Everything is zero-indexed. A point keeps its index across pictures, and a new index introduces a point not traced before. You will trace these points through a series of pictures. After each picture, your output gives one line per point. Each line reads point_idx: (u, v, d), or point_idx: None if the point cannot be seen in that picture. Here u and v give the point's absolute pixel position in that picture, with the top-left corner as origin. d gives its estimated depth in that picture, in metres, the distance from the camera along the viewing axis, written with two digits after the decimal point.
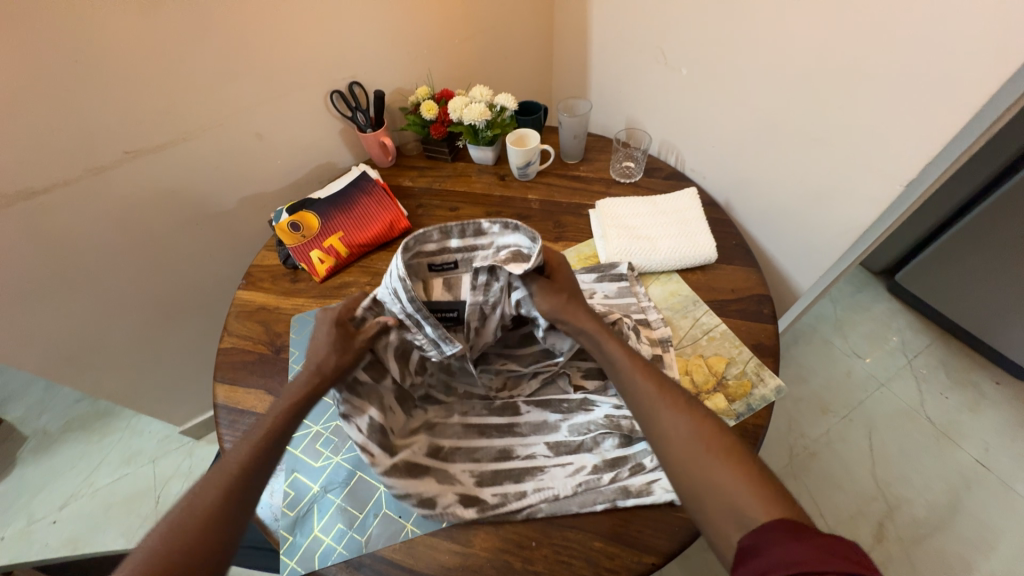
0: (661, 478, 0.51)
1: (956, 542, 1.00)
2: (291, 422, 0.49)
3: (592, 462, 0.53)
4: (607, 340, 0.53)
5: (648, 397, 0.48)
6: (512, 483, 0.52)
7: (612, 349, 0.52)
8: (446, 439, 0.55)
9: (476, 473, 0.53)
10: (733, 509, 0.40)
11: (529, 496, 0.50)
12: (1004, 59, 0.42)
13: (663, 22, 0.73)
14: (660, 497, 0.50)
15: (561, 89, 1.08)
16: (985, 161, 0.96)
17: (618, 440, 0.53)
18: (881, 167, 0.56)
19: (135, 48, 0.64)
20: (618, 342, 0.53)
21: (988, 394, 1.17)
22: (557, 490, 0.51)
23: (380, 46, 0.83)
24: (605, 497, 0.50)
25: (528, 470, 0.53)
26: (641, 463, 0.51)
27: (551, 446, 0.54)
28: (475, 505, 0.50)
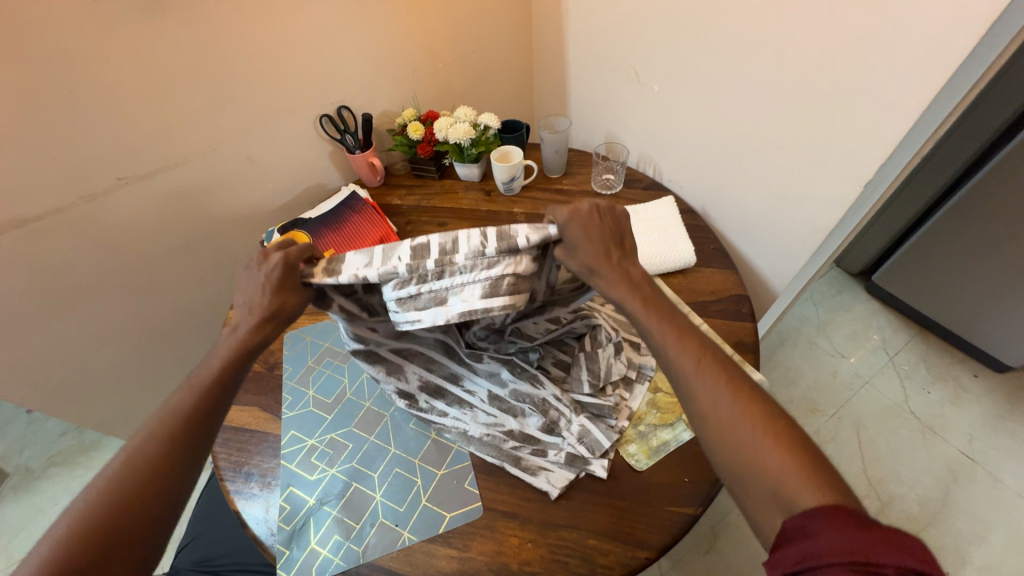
0: (557, 472, 0.53)
1: (949, 535, 1.01)
2: (237, 367, 0.47)
3: (511, 426, 0.57)
4: (639, 306, 0.48)
5: (686, 367, 0.43)
6: (443, 402, 0.59)
7: (645, 315, 0.47)
8: (419, 345, 0.58)
9: (425, 379, 0.59)
10: (774, 499, 0.36)
11: (446, 419, 0.58)
12: (937, 68, 0.47)
13: (634, 43, 0.78)
14: (540, 485, 0.52)
15: (541, 109, 1.13)
16: (946, 163, 1.02)
17: (541, 423, 0.56)
18: (840, 170, 0.60)
19: (133, 80, 0.67)
20: (654, 310, 0.47)
21: (968, 387, 1.21)
22: (468, 429, 0.57)
23: (367, 72, 0.87)
24: (503, 460, 0.55)
25: (461, 401, 0.59)
26: (551, 451, 0.55)
27: (489, 396, 0.59)
28: (407, 399, 0.59)
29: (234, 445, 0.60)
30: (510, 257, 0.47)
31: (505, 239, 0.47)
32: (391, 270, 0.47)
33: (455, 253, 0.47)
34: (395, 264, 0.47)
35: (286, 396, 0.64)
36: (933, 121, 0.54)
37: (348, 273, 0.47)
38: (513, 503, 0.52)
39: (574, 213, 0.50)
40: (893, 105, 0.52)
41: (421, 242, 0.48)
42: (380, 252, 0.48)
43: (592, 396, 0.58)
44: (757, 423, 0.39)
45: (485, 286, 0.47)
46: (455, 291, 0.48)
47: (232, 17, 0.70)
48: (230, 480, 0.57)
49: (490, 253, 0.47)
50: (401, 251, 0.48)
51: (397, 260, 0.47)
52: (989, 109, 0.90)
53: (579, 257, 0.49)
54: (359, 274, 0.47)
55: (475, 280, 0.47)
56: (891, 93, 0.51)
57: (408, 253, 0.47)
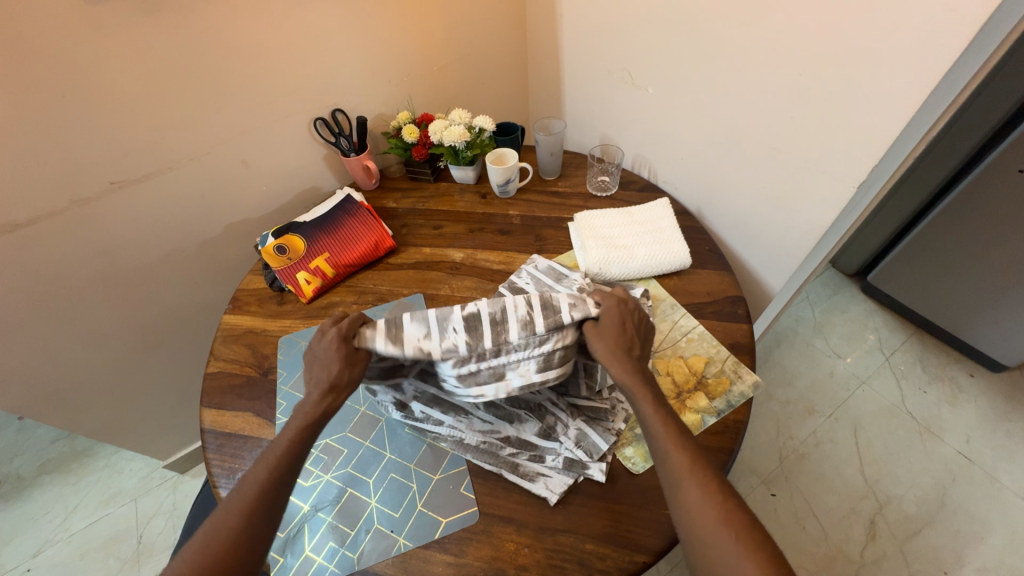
0: (557, 478, 0.53)
1: (946, 536, 1.01)
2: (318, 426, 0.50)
3: (508, 433, 0.56)
4: (642, 396, 0.49)
5: (678, 461, 0.45)
6: (438, 410, 0.58)
7: (646, 406, 0.49)
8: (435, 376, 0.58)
9: (421, 389, 0.58)
10: None
11: (441, 428, 0.57)
12: (928, 73, 0.47)
13: (628, 46, 0.78)
14: (538, 491, 0.52)
15: (536, 111, 1.13)
16: (940, 162, 1.03)
17: (537, 428, 0.56)
18: (835, 172, 0.61)
19: (123, 82, 0.66)
20: (652, 401, 0.49)
21: (964, 386, 1.21)
22: (464, 437, 0.57)
23: (362, 74, 0.86)
24: (505, 471, 0.54)
25: (456, 408, 0.58)
26: (550, 455, 0.54)
27: (485, 403, 0.58)
28: (403, 410, 0.58)
29: (228, 452, 0.60)
30: (558, 332, 0.51)
31: (552, 313, 0.51)
32: (452, 347, 0.50)
33: (509, 330, 0.51)
34: (454, 340, 0.50)
35: (280, 401, 0.64)
36: (928, 120, 0.53)
37: (410, 346, 0.50)
38: (509, 508, 0.52)
39: (619, 307, 0.54)
40: (885, 107, 0.52)
41: (472, 314, 0.51)
42: (435, 323, 0.51)
43: (588, 401, 0.57)
44: (737, 531, 0.41)
45: (540, 360, 0.51)
46: (512, 365, 0.51)
47: (225, 19, 0.69)
48: (224, 487, 0.56)
49: (541, 332, 0.50)
50: (457, 324, 0.51)
51: (455, 336, 0.50)
52: (981, 109, 0.91)
53: (602, 343, 0.51)
54: (421, 349, 0.50)
55: (530, 355, 0.51)
56: (884, 93, 0.51)
57: (464, 327, 0.51)
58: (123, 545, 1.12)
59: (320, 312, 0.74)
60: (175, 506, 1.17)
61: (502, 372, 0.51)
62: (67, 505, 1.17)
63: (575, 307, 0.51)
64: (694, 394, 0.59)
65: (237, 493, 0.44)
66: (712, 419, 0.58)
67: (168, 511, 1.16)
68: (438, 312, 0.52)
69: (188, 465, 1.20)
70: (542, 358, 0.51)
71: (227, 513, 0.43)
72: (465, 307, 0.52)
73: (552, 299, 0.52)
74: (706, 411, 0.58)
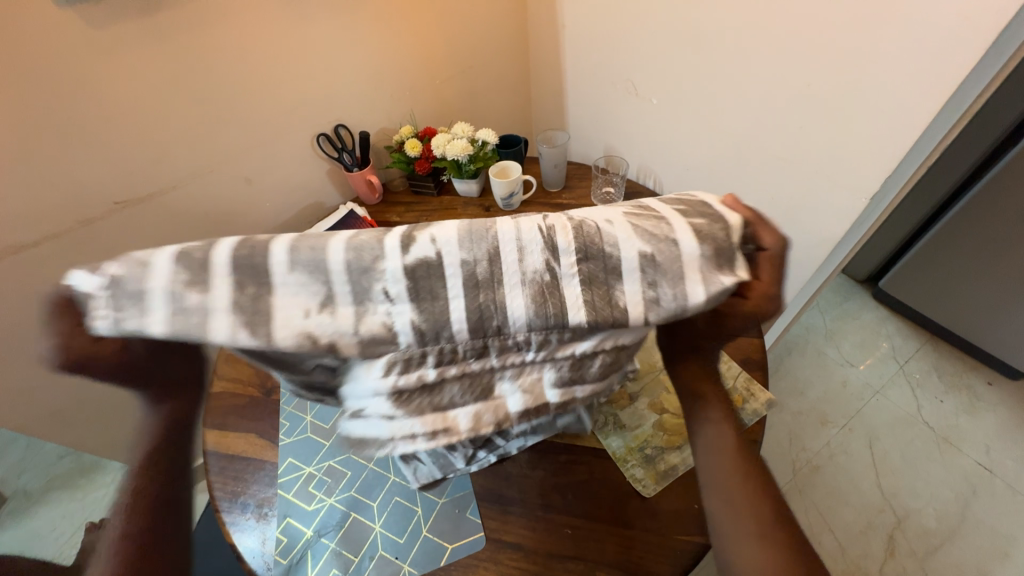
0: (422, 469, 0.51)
1: (969, 552, 0.98)
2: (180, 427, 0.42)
3: None
4: (721, 423, 0.45)
5: (744, 506, 0.40)
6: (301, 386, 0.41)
7: (717, 430, 0.45)
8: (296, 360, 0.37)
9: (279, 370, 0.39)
10: None
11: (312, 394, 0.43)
12: (941, 83, 0.47)
13: (631, 56, 0.78)
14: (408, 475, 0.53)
15: (539, 122, 1.12)
16: (952, 167, 1.01)
17: None
18: (845, 182, 0.60)
19: (131, 102, 0.67)
20: (729, 430, 0.45)
21: (982, 395, 1.18)
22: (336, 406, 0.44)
23: (364, 89, 0.87)
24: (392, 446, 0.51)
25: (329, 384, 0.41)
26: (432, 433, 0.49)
27: None
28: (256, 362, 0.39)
29: (229, 475, 0.58)
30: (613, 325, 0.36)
31: (601, 285, 0.35)
32: (382, 327, 0.35)
33: (511, 308, 0.35)
34: (384, 319, 0.34)
35: (282, 422, 0.63)
36: (940, 128, 0.53)
37: (290, 331, 0.33)
38: (518, 534, 0.50)
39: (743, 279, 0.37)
40: (896, 118, 0.52)
41: (422, 267, 0.34)
42: (344, 287, 0.34)
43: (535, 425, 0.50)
44: None
45: (561, 369, 0.39)
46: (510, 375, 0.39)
47: (232, 39, 0.70)
48: (225, 511, 0.55)
49: (570, 319, 0.35)
50: (394, 288, 0.34)
51: (389, 313, 0.34)
52: (992, 115, 0.90)
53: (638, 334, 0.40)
54: (314, 330, 0.33)
55: (546, 361, 0.38)
56: (896, 103, 0.51)
57: (406, 299, 0.34)
58: None
59: None
60: None
61: (481, 372, 0.38)
62: None
63: (659, 282, 0.35)
64: None
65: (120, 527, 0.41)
66: None
67: None
68: (349, 267, 0.34)
69: None
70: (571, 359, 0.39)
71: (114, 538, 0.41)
72: (409, 253, 0.34)
73: (611, 254, 0.35)
74: None
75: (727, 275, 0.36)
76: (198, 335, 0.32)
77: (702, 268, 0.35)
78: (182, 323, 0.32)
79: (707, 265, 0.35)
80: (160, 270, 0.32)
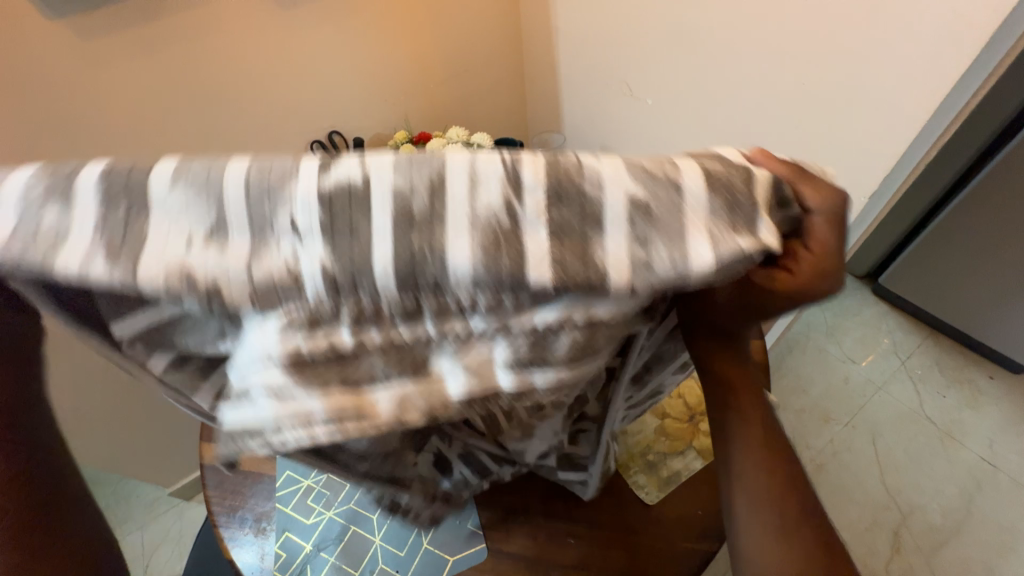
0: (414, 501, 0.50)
1: (971, 547, 0.99)
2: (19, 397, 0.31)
3: None
4: (747, 404, 0.42)
5: (758, 493, 0.41)
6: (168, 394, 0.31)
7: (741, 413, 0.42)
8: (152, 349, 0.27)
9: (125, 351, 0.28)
10: None
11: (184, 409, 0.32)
12: (941, 79, 0.47)
13: (626, 54, 0.77)
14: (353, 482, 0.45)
15: (535, 123, 1.11)
16: (950, 162, 1.00)
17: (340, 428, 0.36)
18: (842, 181, 0.59)
19: (121, 112, 0.66)
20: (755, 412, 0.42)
21: (985, 389, 1.18)
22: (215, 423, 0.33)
23: (357, 93, 0.86)
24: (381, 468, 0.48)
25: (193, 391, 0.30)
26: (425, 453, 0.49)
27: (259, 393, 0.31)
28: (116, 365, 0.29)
29: (227, 489, 0.58)
30: (592, 293, 0.23)
31: (578, 236, 0.22)
32: (283, 273, 0.22)
33: (452, 255, 0.21)
34: (284, 259, 0.22)
35: None
36: (941, 123, 0.53)
37: (156, 268, 0.21)
38: (520, 544, 0.50)
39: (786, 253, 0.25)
40: (897, 116, 0.51)
41: (338, 191, 0.21)
42: (227, 212, 0.21)
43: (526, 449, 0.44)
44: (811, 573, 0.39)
45: (520, 347, 0.25)
46: (449, 343, 0.25)
47: (222, 47, 0.69)
48: (223, 525, 0.55)
49: (527, 280, 0.22)
50: (297, 219, 0.21)
51: (274, 255, 0.22)
52: (991, 108, 0.89)
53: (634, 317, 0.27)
54: (175, 269, 0.21)
55: (497, 340, 0.25)
56: (894, 101, 0.51)
57: (308, 236, 0.22)
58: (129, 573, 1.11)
59: None
60: (182, 533, 1.16)
61: (400, 352, 0.25)
62: None
63: (655, 237, 0.22)
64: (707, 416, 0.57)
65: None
66: None
67: (175, 538, 1.15)
68: (227, 182, 0.21)
69: (196, 492, 1.18)
70: (531, 338, 0.25)
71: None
72: (329, 176, 0.22)
73: (598, 189, 0.22)
74: None
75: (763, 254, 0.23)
76: (34, 265, 0.21)
77: (710, 226, 0.22)
78: (17, 242, 0.21)
79: (719, 221, 0.22)
80: (9, 182, 0.21)
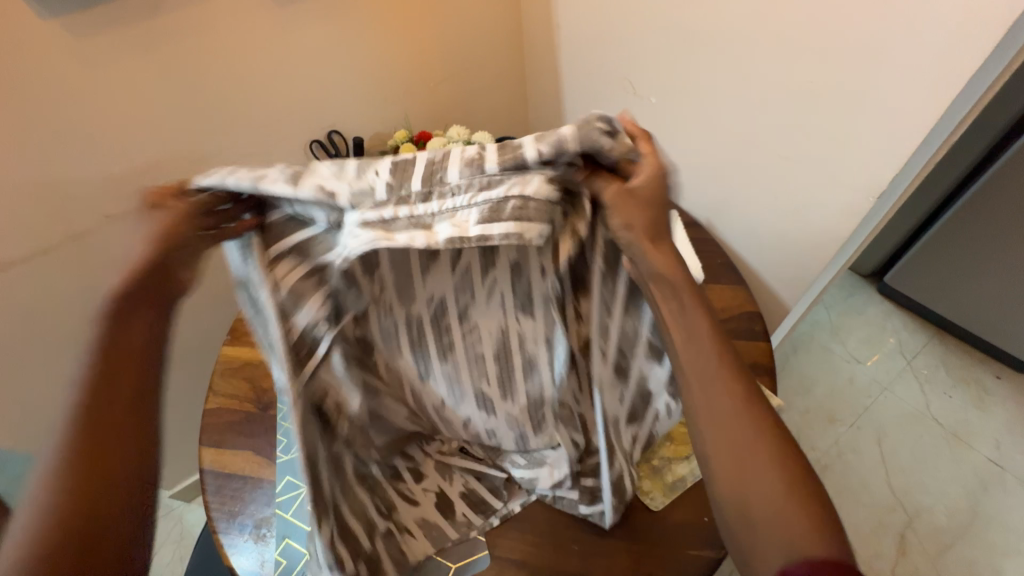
0: (417, 542, 0.49)
1: (978, 549, 0.98)
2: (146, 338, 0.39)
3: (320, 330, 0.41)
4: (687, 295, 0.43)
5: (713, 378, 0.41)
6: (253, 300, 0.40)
7: (690, 315, 0.43)
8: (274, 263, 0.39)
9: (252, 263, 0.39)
10: (781, 539, 0.36)
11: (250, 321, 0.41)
12: (954, 76, 0.46)
13: (628, 53, 0.76)
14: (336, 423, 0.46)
15: (536, 124, 1.10)
16: (959, 160, 0.99)
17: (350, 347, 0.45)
18: (849, 180, 0.58)
19: (119, 114, 0.65)
20: (701, 313, 0.43)
21: (991, 389, 1.16)
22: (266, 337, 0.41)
23: (357, 94, 0.85)
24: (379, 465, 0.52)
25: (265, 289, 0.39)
26: (432, 488, 0.52)
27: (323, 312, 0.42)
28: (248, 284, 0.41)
29: (228, 495, 0.57)
30: (517, 171, 0.36)
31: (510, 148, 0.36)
32: (365, 189, 0.37)
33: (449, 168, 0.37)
34: (372, 182, 0.37)
35: (280, 438, 0.61)
36: (951, 121, 0.52)
37: (311, 188, 0.36)
38: (523, 551, 0.50)
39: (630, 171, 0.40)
40: (905, 113, 0.50)
41: (406, 159, 0.39)
42: (354, 166, 0.38)
43: (498, 414, 0.50)
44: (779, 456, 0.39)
45: (484, 210, 0.37)
46: (443, 214, 0.38)
47: (221, 46, 0.68)
48: (223, 531, 0.54)
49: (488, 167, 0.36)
50: (382, 170, 0.38)
51: (375, 178, 0.37)
52: (1000, 105, 0.88)
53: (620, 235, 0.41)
54: (324, 184, 0.37)
55: (470, 204, 0.37)
56: (902, 98, 0.50)
57: (389, 168, 0.38)
58: None
59: None
60: (183, 536, 1.16)
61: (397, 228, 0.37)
62: None
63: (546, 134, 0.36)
64: None
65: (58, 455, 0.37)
66: None
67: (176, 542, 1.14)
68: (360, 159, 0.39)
69: (197, 493, 1.17)
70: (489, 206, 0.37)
71: (43, 478, 0.36)
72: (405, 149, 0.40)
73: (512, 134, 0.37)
74: None
75: (597, 121, 0.36)
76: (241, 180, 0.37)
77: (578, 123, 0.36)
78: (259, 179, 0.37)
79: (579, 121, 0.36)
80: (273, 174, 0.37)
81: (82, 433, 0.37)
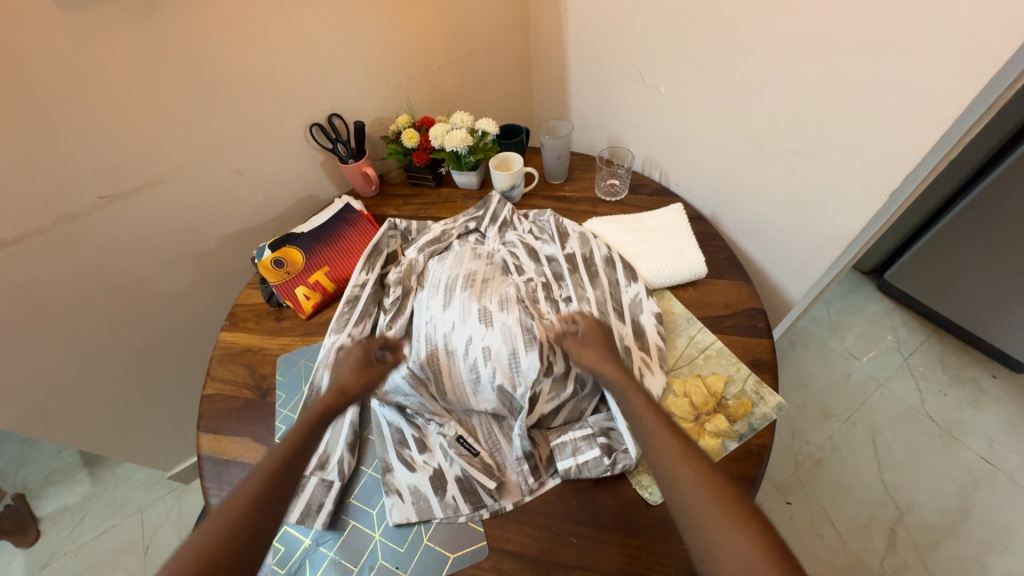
0: (403, 504, 0.53)
1: (969, 544, 0.98)
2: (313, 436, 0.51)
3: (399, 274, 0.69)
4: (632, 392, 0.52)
5: (668, 449, 0.46)
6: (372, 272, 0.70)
7: (636, 402, 0.51)
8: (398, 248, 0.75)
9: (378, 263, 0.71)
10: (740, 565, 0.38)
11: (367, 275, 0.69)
12: (973, 76, 0.44)
13: (637, 42, 0.74)
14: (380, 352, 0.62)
15: (541, 112, 1.08)
16: (967, 158, 0.98)
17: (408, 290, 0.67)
18: (859, 178, 0.57)
19: (112, 91, 0.63)
20: (641, 395, 0.52)
21: (987, 388, 1.17)
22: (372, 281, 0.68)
23: (358, 76, 0.83)
24: (387, 427, 0.58)
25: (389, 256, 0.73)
26: (432, 463, 0.55)
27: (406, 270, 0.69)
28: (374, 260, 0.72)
29: (226, 482, 0.57)
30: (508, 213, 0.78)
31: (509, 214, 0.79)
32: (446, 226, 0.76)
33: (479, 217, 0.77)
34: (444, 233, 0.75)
35: (279, 427, 0.61)
36: (967, 120, 0.50)
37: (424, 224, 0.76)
38: (521, 542, 0.50)
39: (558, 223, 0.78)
40: (920, 110, 0.49)
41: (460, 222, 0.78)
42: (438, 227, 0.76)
43: (494, 324, 0.57)
44: (729, 499, 0.42)
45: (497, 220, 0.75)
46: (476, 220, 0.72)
47: (215, 24, 0.66)
48: None
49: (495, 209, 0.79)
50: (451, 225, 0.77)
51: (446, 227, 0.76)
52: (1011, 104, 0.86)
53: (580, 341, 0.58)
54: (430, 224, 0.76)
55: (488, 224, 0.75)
56: (917, 96, 0.48)
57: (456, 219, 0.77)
58: (130, 557, 1.07)
59: (319, 329, 0.71)
60: (181, 517, 1.13)
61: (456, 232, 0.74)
62: (73, 517, 1.12)
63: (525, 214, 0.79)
64: (713, 416, 0.57)
65: (218, 514, 0.43)
66: (734, 444, 0.55)
67: (175, 522, 1.12)
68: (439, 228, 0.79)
69: (196, 475, 1.16)
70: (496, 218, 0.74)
71: (197, 538, 0.41)
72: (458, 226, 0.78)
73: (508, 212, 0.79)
74: (726, 435, 0.56)
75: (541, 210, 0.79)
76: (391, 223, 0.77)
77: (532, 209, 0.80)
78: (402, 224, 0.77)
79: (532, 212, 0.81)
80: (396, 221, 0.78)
81: (243, 512, 0.43)
